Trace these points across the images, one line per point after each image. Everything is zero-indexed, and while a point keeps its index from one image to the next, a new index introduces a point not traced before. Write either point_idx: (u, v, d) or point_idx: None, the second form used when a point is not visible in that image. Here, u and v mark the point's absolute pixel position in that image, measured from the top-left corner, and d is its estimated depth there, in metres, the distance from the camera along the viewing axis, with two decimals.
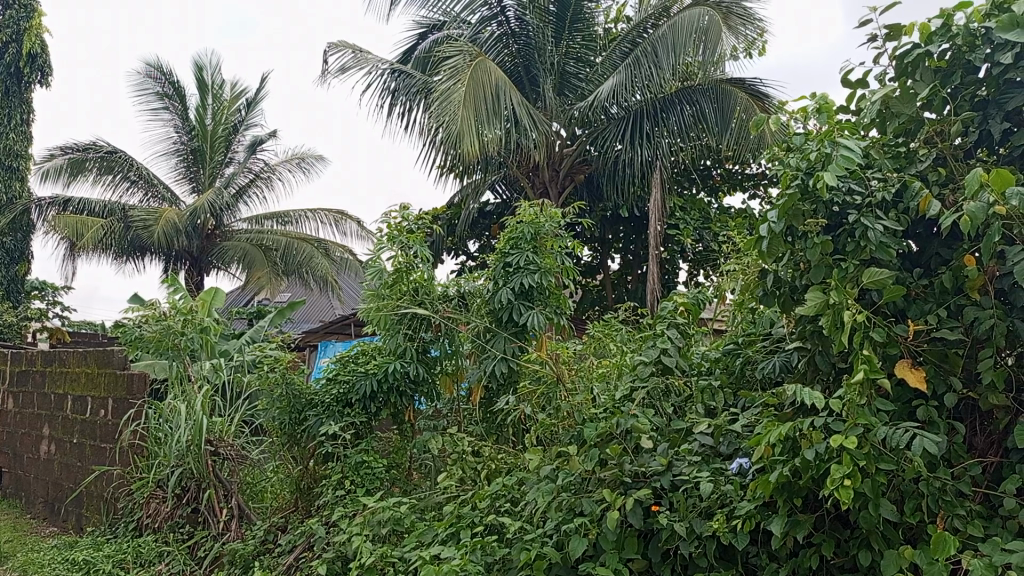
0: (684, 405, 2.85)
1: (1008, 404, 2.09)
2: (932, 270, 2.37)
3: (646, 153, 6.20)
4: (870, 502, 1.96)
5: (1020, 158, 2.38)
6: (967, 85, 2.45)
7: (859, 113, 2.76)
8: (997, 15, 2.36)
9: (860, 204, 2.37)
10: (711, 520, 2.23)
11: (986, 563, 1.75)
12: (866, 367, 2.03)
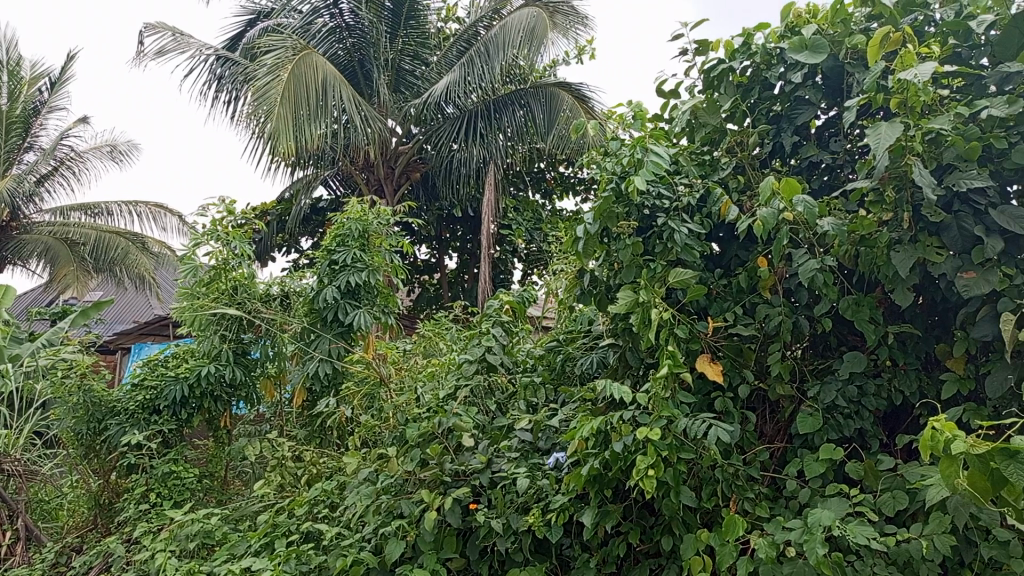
0: (508, 402, 2.89)
1: (792, 394, 2.28)
2: (732, 271, 2.54)
3: (478, 151, 6.24)
4: (672, 490, 2.07)
5: (807, 169, 2.60)
6: (763, 100, 2.63)
7: (672, 122, 2.90)
8: (790, 36, 2.56)
9: (668, 208, 2.48)
10: (527, 514, 2.27)
11: (770, 542, 1.89)
12: (671, 362, 2.13)
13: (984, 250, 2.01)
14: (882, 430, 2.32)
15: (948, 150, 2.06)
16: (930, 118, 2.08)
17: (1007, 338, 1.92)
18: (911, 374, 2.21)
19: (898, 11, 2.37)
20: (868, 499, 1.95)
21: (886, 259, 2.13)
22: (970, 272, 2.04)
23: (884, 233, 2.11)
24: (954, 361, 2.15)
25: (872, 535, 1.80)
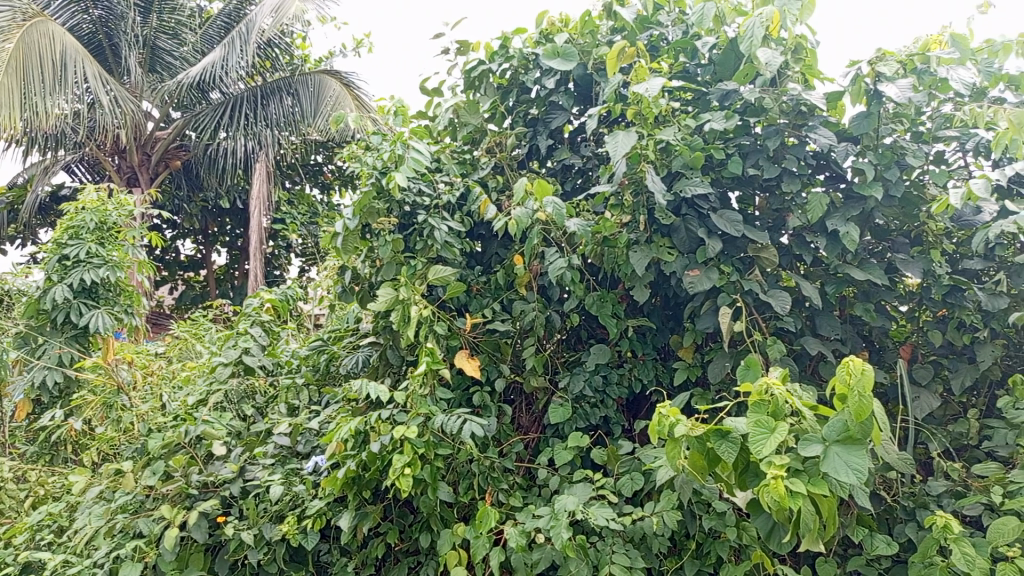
0: (268, 406, 2.77)
1: (545, 386, 2.41)
2: (491, 269, 2.63)
3: (246, 142, 5.93)
4: (429, 487, 2.09)
5: (561, 171, 2.74)
6: (521, 103, 2.74)
7: (435, 119, 2.92)
8: (545, 44, 2.67)
9: (429, 205, 2.48)
10: (282, 523, 2.19)
11: (521, 530, 1.97)
12: (429, 360, 2.15)
13: (706, 250, 2.25)
14: (625, 416, 2.51)
15: (676, 159, 2.28)
16: (660, 129, 2.29)
17: (724, 329, 2.16)
18: (648, 364, 2.41)
19: (636, 26, 2.57)
20: (610, 483, 2.09)
21: (625, 259, 2.33)
22: (695, 271, 2.26)
23: (623, 234, 2.30)
24: (684, 351, 2.39)
25: (610, 516, 1.93)
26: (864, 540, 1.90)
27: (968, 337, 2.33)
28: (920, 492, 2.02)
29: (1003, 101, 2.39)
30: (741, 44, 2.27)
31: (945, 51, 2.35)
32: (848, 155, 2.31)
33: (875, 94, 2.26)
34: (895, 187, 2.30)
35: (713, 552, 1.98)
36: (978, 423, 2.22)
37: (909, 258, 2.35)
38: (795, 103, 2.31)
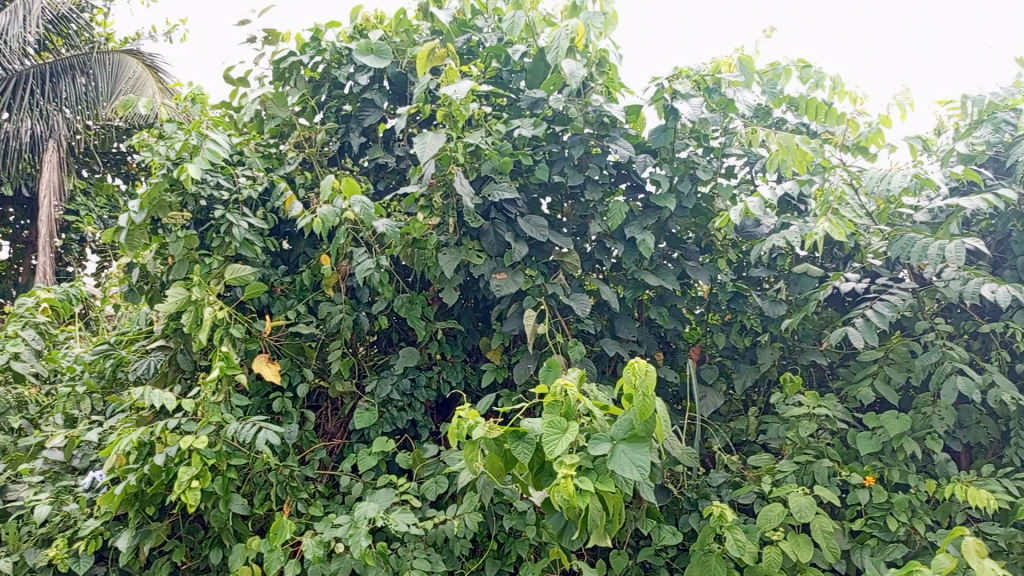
0: (41, 417, 2.51)
1: (351, 390, 2.35)
2: (297, 268, 2.53)
3: (33, 125, 5.39)
4: (220, 500, 1.97)
5: (374, 170, 2.67)
6: (333, 98, 2.66)
7: (240, 110, 2.76)
8: (359, 39, 2.60)
9: (227, 199, 2.34)
10: (48, 547, 1.98)
11: (319, 541, 1.89)
12: (224, 364, 2.02)
13: (513, 254, 2.29)
14: (434, 419, 2.50)
15: (486, 163, 2.31)
16: (468, 132, 2.31)
17: (529, 332, 2.21)
18: (457, 366, 2.42)
19: (452, 29, 2.57)
20: (413, 487, 2.07)
21: (434, 261, 2.33)
22: (502, 274, 2.31)
23: (433, 236, 2.29)
24: (492, 352, 2.42)
25: (411, 522, 1.90)
26: (653, 532, 2.00)
27: (749, 339, 2.54)
28: (703, 484, 2.17)
29: (785, 121, 2.62)
30: (548, 54, 2.34)
31: (732, 73, 2.50)
32: (646, 166, 2.44)
33: (671, 110, 2.39)
34: (687, 199, 2.45)
35: (514, 551, 2.01)
36: (756, 418, 2.41)
37: (698, 265, 2.50)
38: (598, 114, 2.39)
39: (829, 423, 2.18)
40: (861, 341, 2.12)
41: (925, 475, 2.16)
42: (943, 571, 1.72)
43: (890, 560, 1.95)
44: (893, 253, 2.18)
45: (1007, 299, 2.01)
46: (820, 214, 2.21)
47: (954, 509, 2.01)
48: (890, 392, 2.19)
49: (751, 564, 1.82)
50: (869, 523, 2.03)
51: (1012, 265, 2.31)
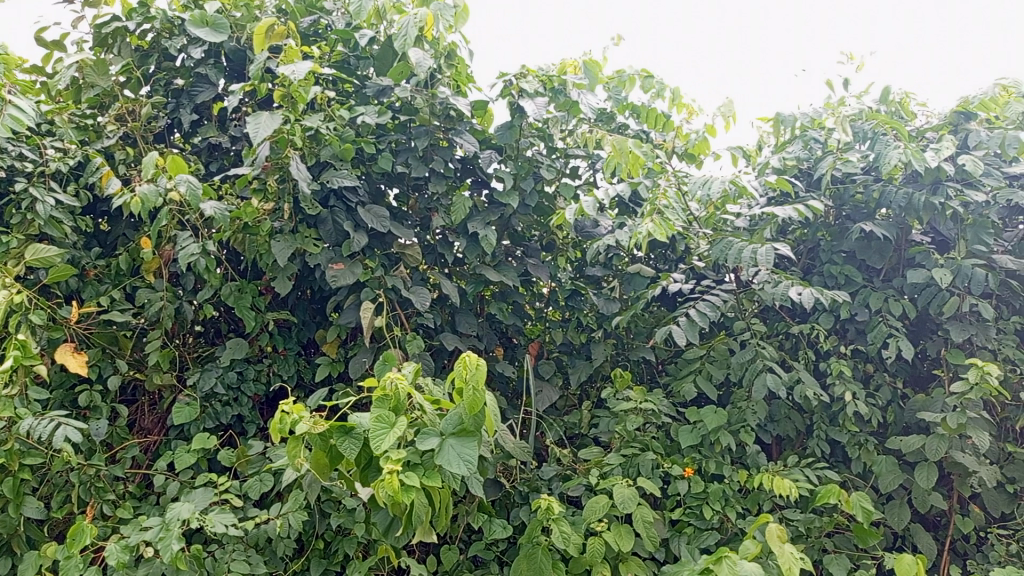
0: None
1: (171, 383, 2.21)
2: (114, 251, 2.34)
3: None
4: (9, 504, 1.79)
5: (206, 150, 2.50)
6: (162, 71, 2.48)
7: (53, 76, 2.52)
8: (194, 9, 2.43)
9: (32, 172, 2.12)
10: None
11: (124, 545, 1.75)
12: (19, 353, 1.81)
13: (352, 244, 2.23)
14: (263, 414, 2.38)
15: (325, 149, 2.23)
16: (308, 115, 2.22)
17: (365, 324, 2.16)
18: (289, 359, 2.32)
19: (297, 8, 2.46)
20: (235, 486, 1.96)
21: (267, 248, 2.22)
22: (339, 264, 2.24)
23: (266, 221, 2.19)
24: (328, 346, 2.35)
25: (230, 522, 1.80)
26: (484, 526, 2.01)
27: (585, 336, 2.61)
28: (535, 477, 2.21)
29: (627, 127, 2.65)
30: (393, 41, 2.29)
31: (577, 76, 2.53)
32: (491, 162, 2.44)
33: (518, 108, 2.41)
34: (529, 198, 2.48)
35: (340, 550, 1.95)
36: (588, 413, 2.48)
37: (538, 262, 2.53)
38: (444, 107, 2.38)
39: (654, 417, 2.28)
40: (683, 338, 2.23)
41: (738, 466, 2.30)
42: (748, 555, 1.84)
43: (704, 547, 2.06)
44: (713, 255, 2.32)
45: (809, 301, 2.18)
46: (647, 216, 2.30)
47: (762, 498, 2.16)
48: (710, 387, 2.32)
49: (575, 554, 1.86)
50: (687, 513, 2.14)
51: (819, 271, 2.52)
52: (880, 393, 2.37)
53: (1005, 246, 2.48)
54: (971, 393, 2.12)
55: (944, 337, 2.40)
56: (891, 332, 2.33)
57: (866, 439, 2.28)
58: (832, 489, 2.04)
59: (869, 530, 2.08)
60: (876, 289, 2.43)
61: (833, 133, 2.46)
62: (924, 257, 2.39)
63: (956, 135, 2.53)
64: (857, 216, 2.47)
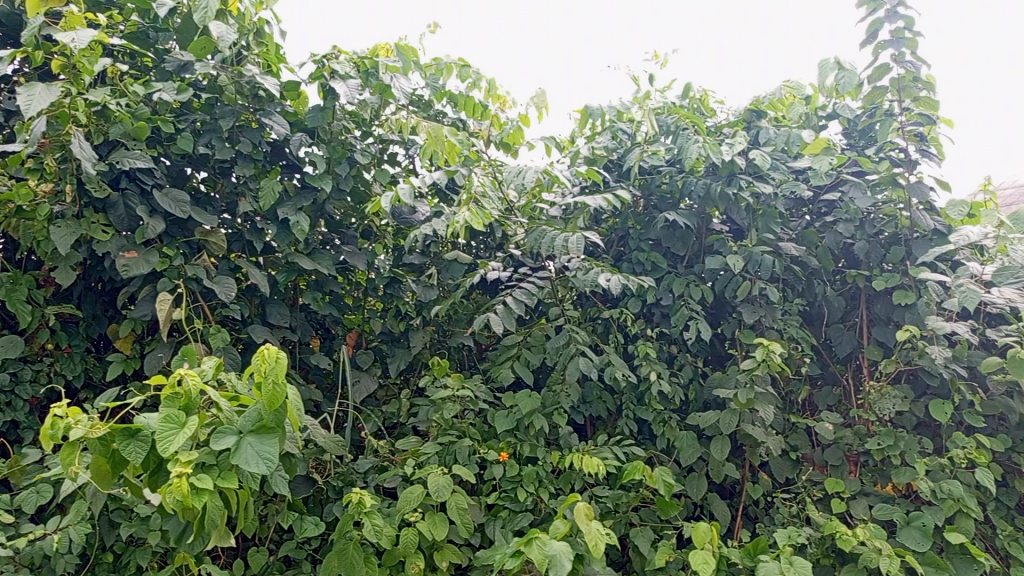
0: None
1: None
2: None
3: None
4: None
5: None
6: None
7: None
8: None
9: None
10: None
11: None
12: None
13: (146, 231, 2.06)
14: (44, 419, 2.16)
15: (115, 127, 2.04)
16: (93, 89, 2.03)
17: (161, 318, 2.01)
18: (75, 357, 2.12)
19: None
20: (5, 500, 1.76)
21: (46, 235, 2.01)
22: (132, 253, 2.06)
23: (44, 205, 1.97)
24: (121, 341, 2.16)
25: None
26: (294, 524, 1.94)
27: (404, 324, 2.57)
28: (350, 470, 2.16)
29: (443, 115, 2.66)
30: (194, 12, 2.13)
31: (391, 61, 2.50)
32: (302, 146, 2.32)
33: (330, 91, 2.34)
34: (345, 182, 2.39)
35: (132, 562, 1.81)
36: (407, 402, 2.46)
37: (355, 250, 2.46)
38: (252, 86, 2.25)
39: (471, 404, 2.29)
40: (501, 326, 2.24)
41: (553, 448, 2.37)
42: (557, 534, 1.89)
43: (518, 529, 2.11)
44: (528, 243, 2.35)
45: (617, 288, 2.27)
46: (463, 204, 2.28)
47: (574, 477, 2.23)
48: (526, 373, 2.36)
49: (387, 547, 1.84)
50: (502, 496, 2.18)
51: (629, 258, 2.63)
52: (683, 372, 2.51)
53: (790, 235, 2.70)
54: (759, 370, 2.29)
55: (738, 318, 2.58)
56: (691, 315, 2.47)
57: (669, 417, 2.42)
58: (637, 465, 2.15)
59: (670, 502, 2.20)
60: (679, 274, 2.58)
61: (639, 125, 2.56)
62: (721, 244, 2.56)
63: (749, 131, 2.72)
64: (662, 205, 2.60)
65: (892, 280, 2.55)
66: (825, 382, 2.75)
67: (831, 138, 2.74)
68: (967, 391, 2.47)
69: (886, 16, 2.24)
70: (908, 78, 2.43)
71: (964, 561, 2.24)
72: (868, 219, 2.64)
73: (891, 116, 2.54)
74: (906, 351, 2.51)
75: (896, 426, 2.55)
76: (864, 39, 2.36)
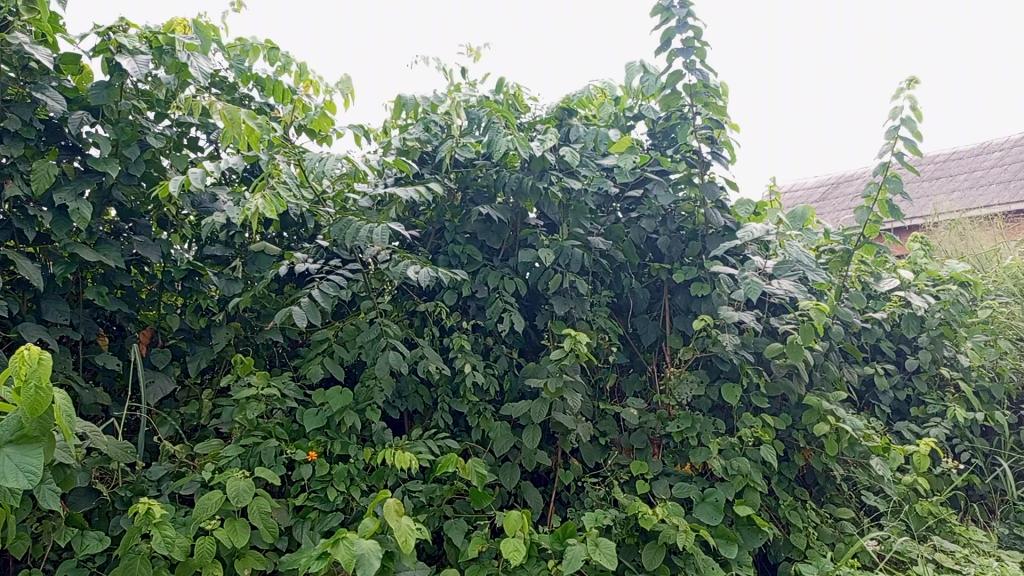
0: None
1: None
2: None
3: None
4: None
5: None
6: None
7: None
8: None
9: None
10: None
11: None
12: None
13: None
14: None
15: None
16: None
17: None
18: None
19: None
20: None
21: None
22: None
23: None
24: None
25: None
26: (73, 541, 1.76)
27: (205, 320, 2.39)
28: (140, 479, 1.99)
29: (249, 100, 2.46)
30: None
31: (188, 37, 2.27)
32: (83, 125, 2.09)
33: (116, 66, 2.14)
34: (134, 166, 2.18)
35: None
36: (209, 403, 2.30)
37: (148, 240, 2.26)
38: (20, 56, 2.01)
39: (278, 403, 2.19)
40: (305, 320, 2.14)
41: (366, 444, 2.32)
42: (366, 533, 1.84)
43: (327, 530, 2.04)
44: (333, 235, 2.25)
45: (426, 280, 2.25)
46: (258, 191, 2.11)
47: (386, 473, 2.19)
48: (337, 368, 2.28)
49: (179, 559, 1.71)
50: (311, 497, 2.10)
51: (445, 251, 2.61)
52: (498, 363, 2.53)
53: (599, 229, 2.80)
54: (567, 360, 2.36)
55: (550, 310, 2.64)
56: (505, 307, 2.49)
57: (484, 408, 2.44)
58: (449, 458, 2.14)
59: (482, 493, 2.22)
60: (494, 267, 2.60)
61: (451, 118, 2.55)
62: (534, 238, 2.60)
63: (561, 129, 2.79)
64: (478, 199, 2.61)
65: (690, 273, 2.71)
66: (632, 369, 2.89)
67: (637, 137, 2.88)
68: (753, 375, 2.68)
69: (678, 26, 2.38)
70: (700, 86, 2.60)
71: (750, 532, 2.42)
72: (669, 216, 2.79)
73: (687, 120, 2.70)
74: (701, 339, 2.69)
75: (693, 409, 2.72)
76: (659, 46, 2.50)
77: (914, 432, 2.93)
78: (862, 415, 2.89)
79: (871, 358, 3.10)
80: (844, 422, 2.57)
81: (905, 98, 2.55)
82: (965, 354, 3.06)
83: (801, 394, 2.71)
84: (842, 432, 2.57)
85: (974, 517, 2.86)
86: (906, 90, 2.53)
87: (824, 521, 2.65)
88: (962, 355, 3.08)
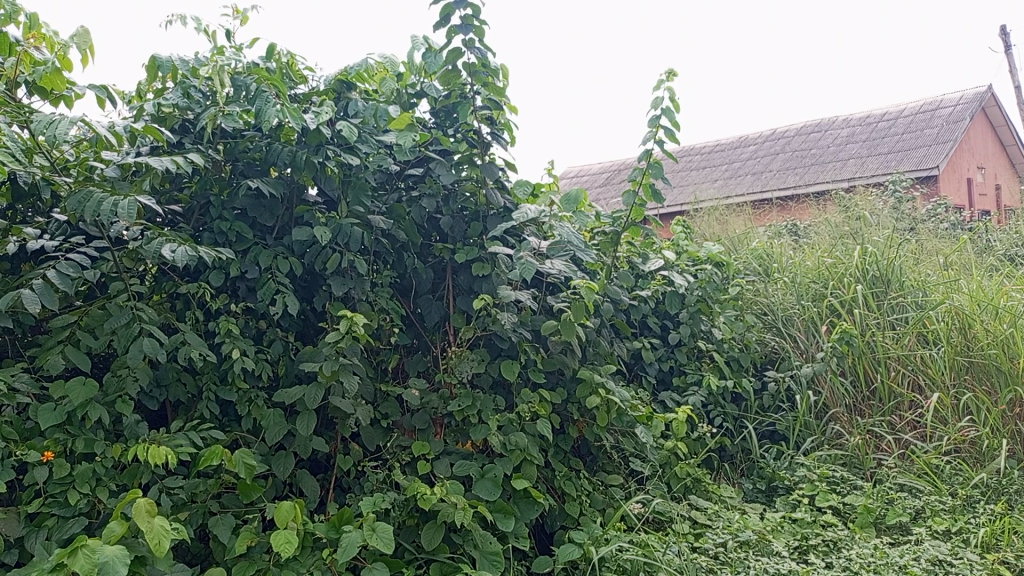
0: None
1: None
2: None
3: None
4: None
5: None
6: None
7: None
8: None
9: None
10: None
11: None
12: None
13: None
14: None
15: None
16: None
17: None
18: None
19: None
20: None
21: None
22: None
23: None
24: None
25: None
26: None
27: None
28: None
29: None
30: None
31: None
32: None
33: None
34: None
35: None
36: None
37: None
38: None
39: (7, 398, 1.92)
40: (36, 305, 1.89)
41: (117, 440, 2.10)
42: (110, 539, 1.66)
43: (67, 537, 1.84)
44: (69, 208, 2.00)
45: (183, 259, 2.06)
46: None
47: (140, 471, 2.00)
48: (81, 358, 2.04)
49: None
50: (48, 502, 1.88)
51: (210, 228, 2.41)
52: (270, 347, 2.38)
53: (380, 207, 2.72)
54: (344, 342, 2.27)
55: (328, 291, 2.54)
56: (279, 289, 2.36)
57: (255, 395, 2.29)
58: (214, 450, 1.99)
59: (251, 484, 2.09)
60: (267, 246, 2.44)
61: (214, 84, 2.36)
62: (309, 215, 2.48)
63: (339, 102, 2.69)
64: (248, 172, 2.44)
65: (470, 252, 2.72)
66: (417, 349, 2.87)
67: (419, 115, 2.81)
68: (531, 352, 2.75)
69: (457, 2, 2.37)
70: (480, 66, 2.62)
71: (527, 504, 2.50)
72: (451, 195, 2.78)
73: (467, 99, 2.69)
74: (482, 319, 2.72)
75: (474, 387, 2.75)
76: (439, 22, 2.47)
77: (675, 401, 3.16)
78: (630, 387, 3.07)
79: (639, 333, 3.30)
80: (613, 394, 2.71)
81: (665, 89, 2.72)
82: (718, 327, 3.36)
83: (575, 369, 2.83)
84: (611, 403, 2.72)
85: (725, 475, 3.15)
86: (666, 82, 2.71)
87: (595, 488, 2.79)
88: (716, 328, 3.36)
